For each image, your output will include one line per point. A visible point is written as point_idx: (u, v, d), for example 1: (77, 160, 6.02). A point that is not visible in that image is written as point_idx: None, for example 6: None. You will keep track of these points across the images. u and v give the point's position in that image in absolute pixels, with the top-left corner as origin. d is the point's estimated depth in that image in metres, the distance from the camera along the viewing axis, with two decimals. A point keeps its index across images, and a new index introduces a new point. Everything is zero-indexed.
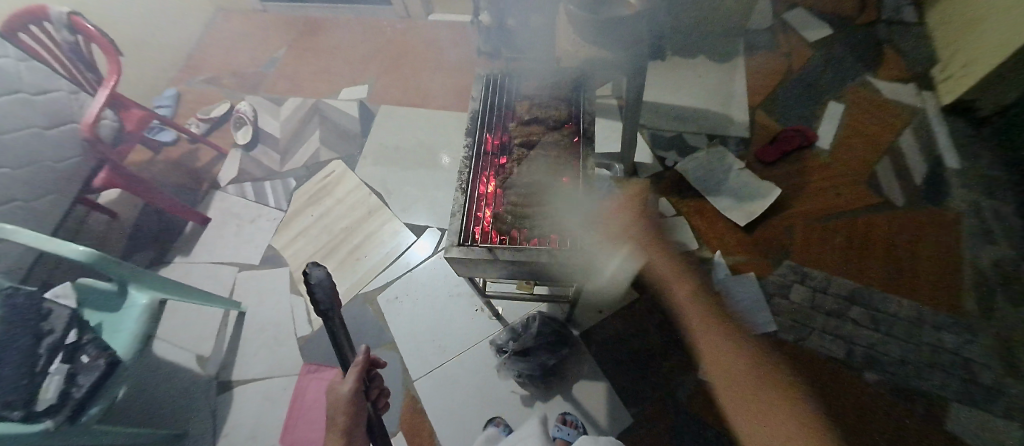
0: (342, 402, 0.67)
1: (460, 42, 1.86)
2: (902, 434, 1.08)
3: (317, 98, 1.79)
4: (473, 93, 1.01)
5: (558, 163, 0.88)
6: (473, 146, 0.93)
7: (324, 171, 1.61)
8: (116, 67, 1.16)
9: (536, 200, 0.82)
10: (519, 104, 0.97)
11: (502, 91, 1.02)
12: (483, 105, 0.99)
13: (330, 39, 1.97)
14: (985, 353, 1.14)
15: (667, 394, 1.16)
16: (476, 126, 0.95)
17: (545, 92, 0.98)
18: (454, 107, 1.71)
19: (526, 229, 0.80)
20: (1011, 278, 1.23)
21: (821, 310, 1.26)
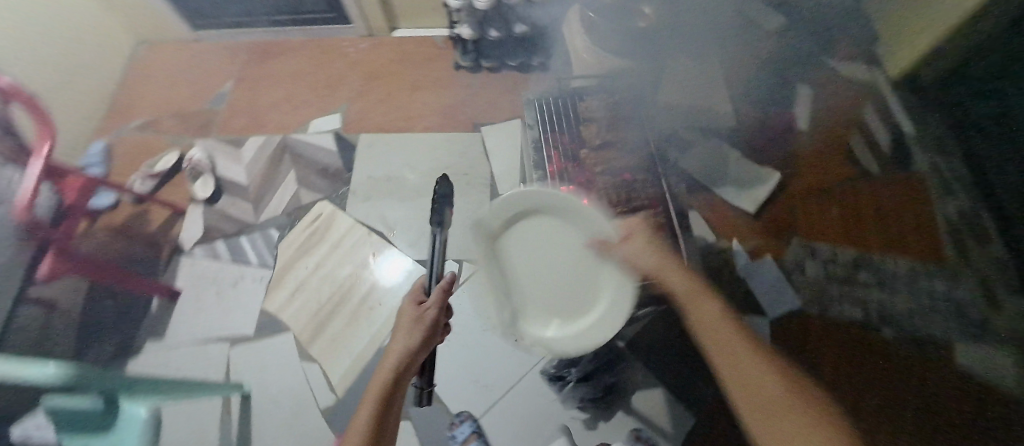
0: (406, 336, 0.66)
1: (434, 58, 1.76)
2: (924, 384, 1.15)
3: (284, 133, 1.60)
4: (528, 120, 1.09)
5: (642, 191, 0.98)
6: (544, 172, 1.02)
7: (310, 214, 1.44)
8: (49, 130, 1.05)
9: (635, 228, 0.85)
10: (584, 129, 1.07)
11: (559, 117, 1.08)
12: (539, 130, 1.08)
13: (285, 66, 1.77)
14: (974, 296, 1.22)
15: (722, 388, 1.17)
16: (541, 154, 1.03)
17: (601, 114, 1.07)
18: (442, 128, 1.62)
19: (632, 261, 0.81)
20: (978, 226, 1.29)
21: (836, 279, 1.31)
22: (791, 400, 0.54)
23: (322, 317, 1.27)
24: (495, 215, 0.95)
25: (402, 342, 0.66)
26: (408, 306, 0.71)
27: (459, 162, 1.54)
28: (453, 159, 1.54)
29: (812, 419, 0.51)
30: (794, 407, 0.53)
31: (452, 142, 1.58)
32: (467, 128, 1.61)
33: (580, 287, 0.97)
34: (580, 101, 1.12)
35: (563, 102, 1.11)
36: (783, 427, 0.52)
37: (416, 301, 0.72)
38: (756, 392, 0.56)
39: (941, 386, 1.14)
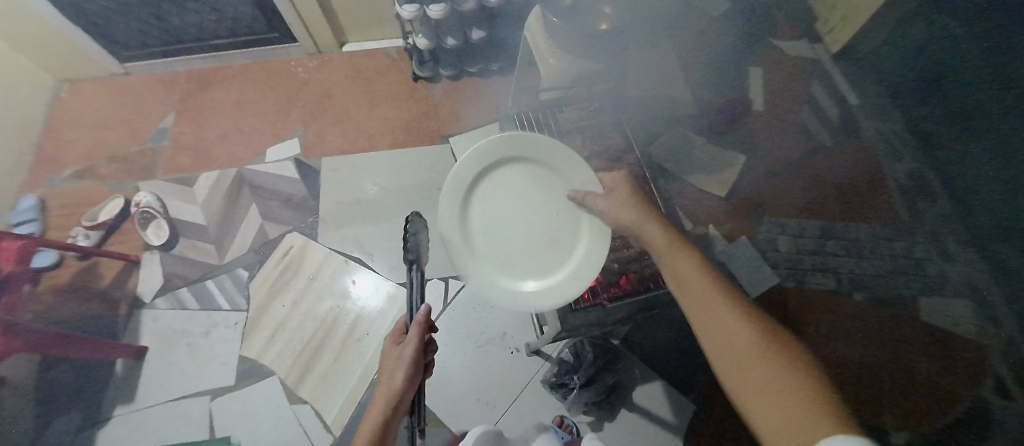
0: (390, 374, 0.63)
1: (391, 72, 1.70)
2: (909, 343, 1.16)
3: (240, 165, 1.50)
4: (513, 140, 1.07)
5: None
6: None
7: (280, 249, 1.37)
8: None
9: (632, 242, 0.95)
10: (572, 144, 1.05)
11: (542, 133, 1.09)
12: None
13: (230, 93, 1.66)
14: None
15: (715, 370, 1.21)
16: None
17: (589, 126, 1.07)
18: (409, 144, 1.57)
19: (634, 274, 0.91)
20: None
21: (806, 252, 1.36)
22: (767, 354, 0.51)
23: (309, 356, 1.23)
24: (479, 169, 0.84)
25: (391, 380, 0.63)
26: (387, 345, 0.69)
27: (430, 177, 1.50)
28: (423, 174, 1.51)
29: (779, 368, 0.49)
30: (771, 357, 0.50)
31: (420, 157, 1.54)
32: (434, 140, 1.58)
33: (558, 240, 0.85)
34: (561, 115, 1.11)
35: (544, 118, 1.11)
36: (755, 375, 0.49)
37: (396, 339, 0.69)
38: (727, 336, 0.54)
39: None
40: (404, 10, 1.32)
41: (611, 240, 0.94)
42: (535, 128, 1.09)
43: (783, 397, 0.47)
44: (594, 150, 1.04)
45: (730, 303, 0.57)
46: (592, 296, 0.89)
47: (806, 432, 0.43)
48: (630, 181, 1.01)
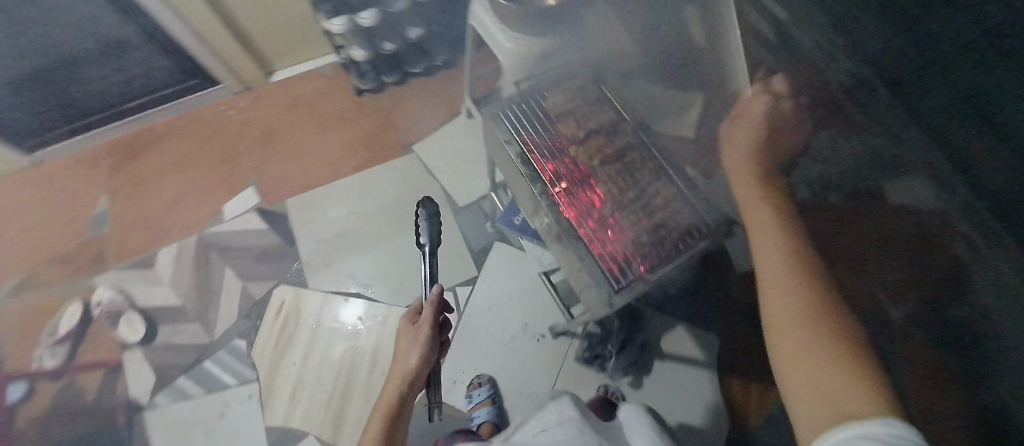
0: (407, 349, 0.75)
1: (332, 91, 1.59)
2: None
3: (198, 231, 1.38)
4: (500, 133, 0.95)
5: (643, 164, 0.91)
6: (542, 184, 0.90)
7: (272, 306, 1.29)
8: None
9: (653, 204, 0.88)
10: (565, 124, 0.95)
11: (526, 118, 0.97)
12: (516, 139, 0.94)
13: (162, 157, 1.50)
14: None
15: (730, 299, 1.25)
16: (531, 167, 0.91)
17: (574, 102, 0.97)
18: (374, 162, 1.49)
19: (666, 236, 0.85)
20: None
21: None
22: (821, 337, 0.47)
23: (338, 405, 1.18)
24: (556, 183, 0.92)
25: (410, 355, 0.73)
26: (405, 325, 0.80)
27: (407, 192, 1.44)
28: (399, 190, 1.45)
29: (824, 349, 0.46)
30: (832, 347, 0.46)
31: (390, 174, 1.47)
32: (399, 152, 1.50)
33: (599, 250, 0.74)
34: (545, 92, 1.00)
35: (524, 102, 0.99)
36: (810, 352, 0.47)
37: (412, 318, 0.80)
38: (786, 316, 0.52)
39: None
40: (332, 23, 1.28)
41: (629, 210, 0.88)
42: (520, 115, 0.97)
43: (837, 378, 0.43)
44: (588, 123, 0.94)
45: (808, 296, 0.52)
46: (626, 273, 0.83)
47: (841, 401, 0.41)
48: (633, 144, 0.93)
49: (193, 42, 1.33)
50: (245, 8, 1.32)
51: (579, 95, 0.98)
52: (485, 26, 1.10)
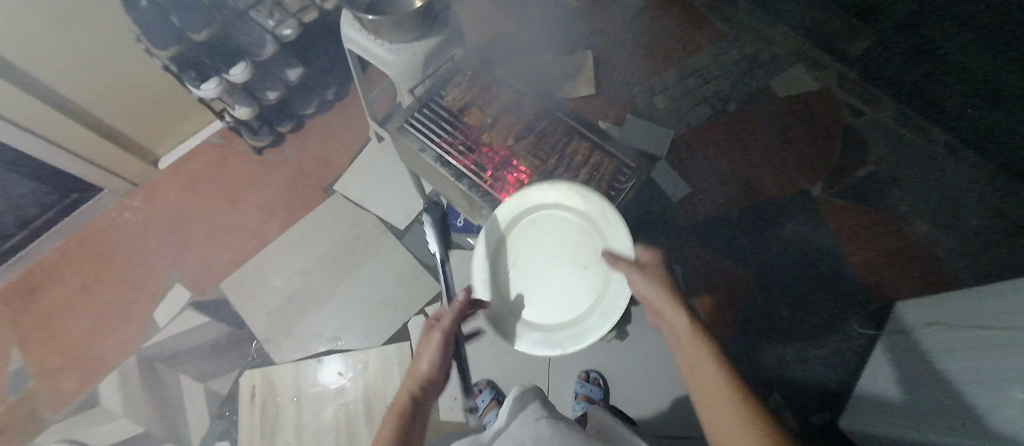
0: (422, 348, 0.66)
1: (231, 158, 1.51)
2: (776, 118, 1.58)
3: (136, 348, 1.27)
4: (412, 144, 0.92)
5: (553, 128, 0.95)
6: (469, 177, 0.89)
7: (244, 394, 1.22)
8: None
9: (579, 160, 0.92)
10: (471, 113, 0.95)
11: (432, 122, 0.95)
12: (430, 146, 0.92)
13: (64, 285, 1.33)
14: (743, 48, 1.69)
15: (674, 225, 1.44)
16: (453, 167, 0.90)
17: (472, 90, 0.97)
18: (301, 214, 1.44)
19: (602, 189, 0.89)
20: (719, 10, 1.78)
21: (678, 97, 1.63)
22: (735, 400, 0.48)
23: None
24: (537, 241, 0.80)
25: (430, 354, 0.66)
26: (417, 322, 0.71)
27: (344, 233, 1.41)
28: (335, 234, 1.40)
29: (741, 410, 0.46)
30: None
31: (321, 220, 1.42)
32: (321, 197, 1.46)
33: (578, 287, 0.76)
34: (443, 89, 0.99)
35: (425, 107, 0.97)
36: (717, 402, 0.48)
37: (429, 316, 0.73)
38: None
39: (778, 113, 1.58)
40: (204, 90, 1.15)
41: (558, 175, 0.90)
42: (424, 120, 0.95)
43: None
44: (491, 106, 0.95)
45: None
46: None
47: None
48: (540, 113, 0.97)
49: (56, 156, 1.20)
50: (101, 103, 1.21)
51: (474, 84, 0.98)
52: (362, 46, 1.00)
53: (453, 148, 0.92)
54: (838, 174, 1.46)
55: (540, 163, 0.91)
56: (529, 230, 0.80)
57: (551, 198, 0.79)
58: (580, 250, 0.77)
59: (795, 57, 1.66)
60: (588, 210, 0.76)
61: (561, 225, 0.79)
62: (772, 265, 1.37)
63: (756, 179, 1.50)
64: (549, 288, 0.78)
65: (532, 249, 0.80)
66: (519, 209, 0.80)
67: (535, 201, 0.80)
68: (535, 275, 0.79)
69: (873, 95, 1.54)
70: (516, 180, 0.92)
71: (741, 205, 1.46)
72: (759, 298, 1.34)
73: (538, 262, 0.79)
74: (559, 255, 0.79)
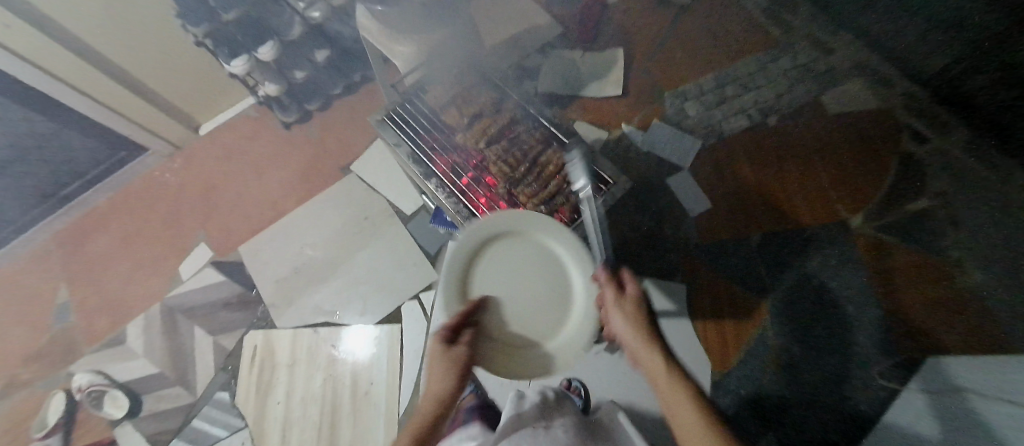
0: (445, 372, 0.64)
1: (261, 131, 1.59)
2: (821, 136, 1.43)
3: (161, 298, 1.39)
4: (389, 139, 0.99)
5: (529, 135, 0.96)
6: (438, 178, 0.95)
7: (246, 353, 1.31)
8: None
9: (549, 171, 0.92)
10: (448, 113, 0.98)
11: (413, 119, 1.00)
12: (405, 142, 0.98)
13: (110, 234, 1.48)
14: (797, 56, 1.53)
15: (687, 242, 1.36)
16: (424, 166, 0.96)
17: (454, 90, 0.99)
18: (316, 190, 1.50)
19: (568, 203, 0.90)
20: (774, 12, 1.62)
21: (713, 104, 1.51)
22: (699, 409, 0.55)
23: (328, 433, 1.21)
24: (507, 260, 0.77)
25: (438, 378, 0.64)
26: (437, 348, 0.66)
27: (353, 212, 1.45)
28: (344, 214, 1.45)
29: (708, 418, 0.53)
30: None
31: (333, 198, 1.48)
32: (338, 176, 1.52)
33: (549, 302, 0.75)
34: (427, 86, 1.02)
35: (408, 103, 1.02)
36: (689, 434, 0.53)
37: (448, 338, 0.67)
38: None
39: (824, 131, 1.43)
40: (234, 66, 1.23)
41: (526, 185, 0.93)
42: (406, 116, 1.00)
43: None
44: (469, 107, 0.98)
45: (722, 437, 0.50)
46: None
47: None
48: (518, 117, 0.98)
49: (108, 118, 1.32)
50: (143, 72, 1.31)
51: (457, 83, 1.00)
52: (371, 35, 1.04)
53: (428, 147, 0.97)
54: (887, 207, 1.30)
55: (510, 170, 0.92)
56: (495, 251, 0.78)
57: (517, 221, 0.77)
58: (548, 272, 0.76)
59: (854, 71, 1.48)
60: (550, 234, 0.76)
61: (526, 250, 0.78)
62: (791, 299, 1.27)
63: (788, 201, 1.37)
64: (521, 306, 0.75)
65: (502, 270, 0.77)
66: (489, 230, 0.77)
67: (508, 223, 0.77)
68: (506, 295, 0.76)
69: (943, 122, 1.36)
70: (485, 185, 0.96)
71: (766, 229, 1.34)
72: (771, 332, 1.24)
73: (510, 283, 0.76)
74: (523, 274, 0.77)
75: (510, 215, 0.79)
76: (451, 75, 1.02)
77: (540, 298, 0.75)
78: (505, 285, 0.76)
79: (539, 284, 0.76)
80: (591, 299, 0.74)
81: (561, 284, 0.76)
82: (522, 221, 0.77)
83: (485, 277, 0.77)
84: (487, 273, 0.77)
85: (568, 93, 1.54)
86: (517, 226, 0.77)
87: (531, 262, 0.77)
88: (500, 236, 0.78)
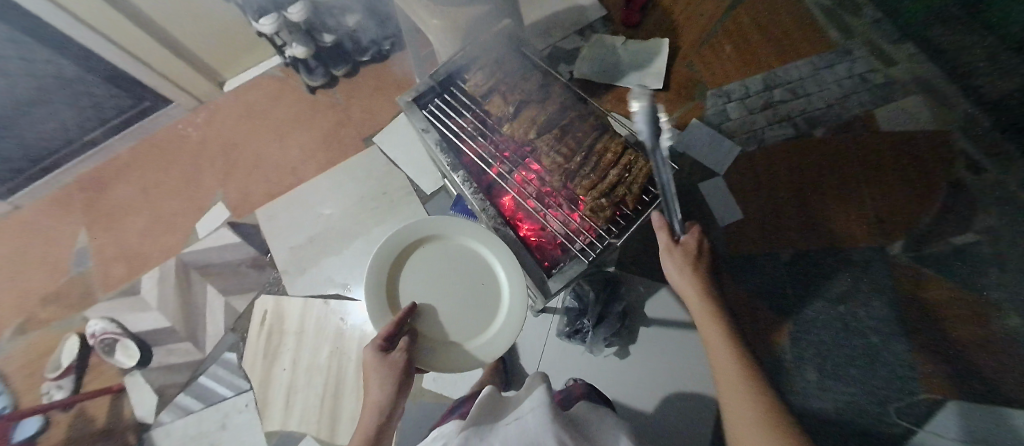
0: (383, 381, 0.64)
1: (285, 94, 1.56)
2: (871, 153, 1.34)
3: (176, 253, 1.39)
4: (417, 124, 0.93)
5: (582, 121, 0.90)
6: (466, 172, 0.89)
7: (255, 316, 1.31)
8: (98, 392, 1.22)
9: (609, 160, 0.86)
10: (492, 99, 0.94)
11: (447, 109, 0.97)
12: (434, 128, 0.93)
13: (131, 184, 1.48)
14: (855, 65, 1.43)
15: (711, 252, 1.30)
16: (451, 157, 0.89)
17: (497, 73, 0.93)
18: (336, 159, 1.47)
19: (632, 193, 0.83)
20: (836, 14, 1.50)
21: (757, 108, 1.42)
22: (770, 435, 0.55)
23: (330, 404, 1.21)
24: (436, 258, 0.77)
25: (377, 390, 0.65)
26: (372, 358, 0.65)
27: (372, 186, 1.42)
28: (363, 187, 1.42)
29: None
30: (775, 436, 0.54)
31: (354, 169, 1.45)
32: (359, 147, 1.48)
33: (478, 298, 0.75)
34: (467, 69, 0.97)
35: (446, 91, 0.98)
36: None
37: (380, 349, 0.66)
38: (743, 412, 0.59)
39: (874, 148, 1.34)
40: (263, 24, 1.18)
41: (583, 176, 0.87)
42: (442, 105, 0.97)
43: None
44: (515, 94, 0.93)
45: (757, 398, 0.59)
46: (591, 243, 0.84)
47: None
48: (568, 103, 0.92)
49: (135, 67, 1.29)
50: (169, 18, 1.26)
51: (496, 69, 0.94)
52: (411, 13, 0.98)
53: (471, 142, 0.94)
54: (934, 236, 1.22)
55: (564, 161, 0.87)
56: (423, 251, 0.77)
57: (439, 222, 0.77)
58: (473, 271, 0.76)
59: (917, 86, 1.37)
60: (470, 232, 0.77)
61: (451, 251, 0.78)
62: (815, 323, 1.21)
63: (825, 219, 1.30)
64: (447, 306, 0.74)
65: (428, 272, 0.76)
66: (411, 235, 0.76)
67: (424, 227, 0.77)
68: (432, 298, 0.75)
69: (1003, 154, 1.26)
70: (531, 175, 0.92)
71: (798, 246, 1.28)
72: (788, 355, 1.19)
73: (436, 285, 0.75)
74: (452, 272, 0.76)
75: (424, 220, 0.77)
76: (493, 57, 0.95)
77: (471, 292, 0.75)
78: (434, 285, 0.75)
79: (464, 283, 0.75)
80: (520, 293, 0.74)
81: (489, 279, 0.76)
82: (443, 223, 0.77)
83: (413, 276, 0.75)
84: (415, 274, 0.75)
85: (604, 82, 1.47)
86: (438, 229, 0.77)
87: (458, 258, 0.77)
88: (425, 238, 0.78)
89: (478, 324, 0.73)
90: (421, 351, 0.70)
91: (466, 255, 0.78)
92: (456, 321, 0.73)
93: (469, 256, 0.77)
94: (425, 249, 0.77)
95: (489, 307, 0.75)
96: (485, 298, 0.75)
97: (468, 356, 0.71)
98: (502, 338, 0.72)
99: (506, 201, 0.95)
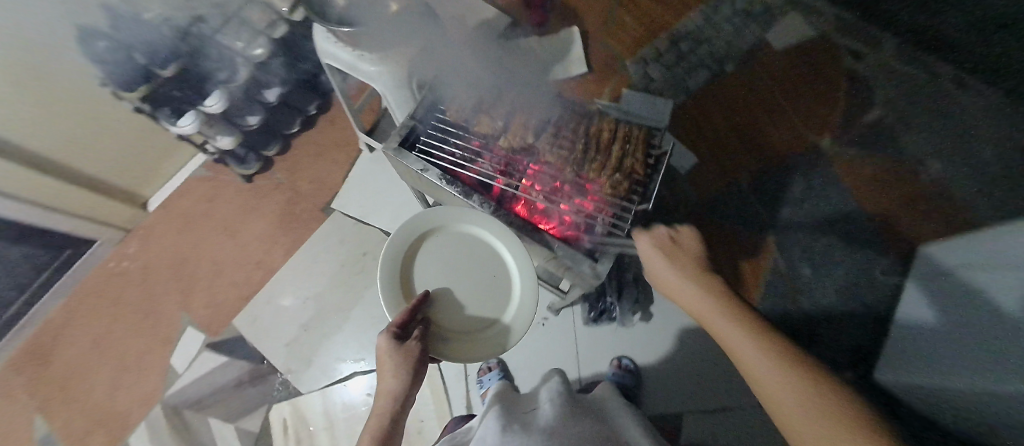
0: (397, 369, 0.63)
1: (221, 191, 1.45)
2: (778, 70, 1.52)
3: (159, 397, 1.24)
4: (414, 166, 0.88)
5: (568, 114, 0.95)
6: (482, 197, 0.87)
7: (274, 427, 1.21)
8: None
9: (608, 139, 0.90)
10: (477, 120, 0.93)
11: (436, 143, 0.94)
12: (432, 166, 0.89)
13: (76, 344, 1.30)
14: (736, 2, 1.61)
15: (684, 199, 1.40)
16: (462, 187, 0.87)
17: (471, 97, 0.95)
18: (301, 238, 1.40)
19: (641, 159, 0.87)
20: None
21: (674, 62, 1.56)
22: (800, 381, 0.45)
23: None
24: (444, 249, 0.80)
25: (390, 378, 0.63)
26: (386, 346, 0.64)
27: (350, 251, 1.37)
28: (341, 255, 1.36)
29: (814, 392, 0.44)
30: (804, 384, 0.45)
31: (324, 241, 1.38)
32: (322, 218, 1.42)
33: (493, 286, 0.77)
34: (441, 102, 0.96)
35: (428, 127, 0.94)
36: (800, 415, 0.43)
37: (396, 335, 0.66)
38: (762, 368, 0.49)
39: (777, 66, 1.52)
40: (182, 126, 1.12)
41: (591, 161, 0.89)
42: (428, 140, 0.93)
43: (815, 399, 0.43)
44: (498, 111, 0.94)
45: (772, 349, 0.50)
46: (622, 216, 0.85)
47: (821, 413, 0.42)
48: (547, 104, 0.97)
49: (43, 216, 1.15)
50: (68, 151, 1.13)
51: (466, 94, 0.96)
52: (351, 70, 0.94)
53: (468, 164, 0.92)
54: (850, 123, 1.41)
55: (569, 153, 0.89)
56: (433, 244, 0.80)
57: (448, 215, 0.80)
58: (486, 259, 0.79)
59: (790, 6, 1.58)
60: (481, 223, 0.80)
61: (460, 240, 0.81)
62: (791, 227, 1.34)
63: (764, 137, 1.45)
64: (465, 295, 0.77)
65: (438, 262, 0.78)
66: (419, 226, 0.79)
67: (434, 219, 0.80)
68: (448, 285, 0.78)
69: (874, 40, 1.49)
70: (541, 178, 0.90)
71: (752, 169, 1.42)
72: (781, 263, 1.31)
73: (450, 273, 0.78)
74: (465, 262, 0.79)
75: (434, 212, 0.81)
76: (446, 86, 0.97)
77: (483, 280, 0.78)
78: (446, 275, 0.78)
79: (478, 272, 0.78)
80: (529, 277, 0.76)
81: (501, 268, 0.79)
82: (447, 214, 0.80)
83: (426, 268, 0.78)
84: (426, 266, 0.78)
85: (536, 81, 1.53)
86: (447, 221, 0.80)
87: (468, 250, 0.80)
88: (434, 231, 0.81)
89: (489, 310, 0.76)
90: (436, 339, 0.71)
91: (474, 247, 0.80)
92: (471, 307, 0.76)
93: (478, 246, 0.80)
94: (431, 242, 0.80)
95: (504, 292, 0.78)
96: (496, 284, 0.78)
97: (482, 346, 0.73)
98: (521, 322, 0.74)
99: (519, 208, 0.92)
